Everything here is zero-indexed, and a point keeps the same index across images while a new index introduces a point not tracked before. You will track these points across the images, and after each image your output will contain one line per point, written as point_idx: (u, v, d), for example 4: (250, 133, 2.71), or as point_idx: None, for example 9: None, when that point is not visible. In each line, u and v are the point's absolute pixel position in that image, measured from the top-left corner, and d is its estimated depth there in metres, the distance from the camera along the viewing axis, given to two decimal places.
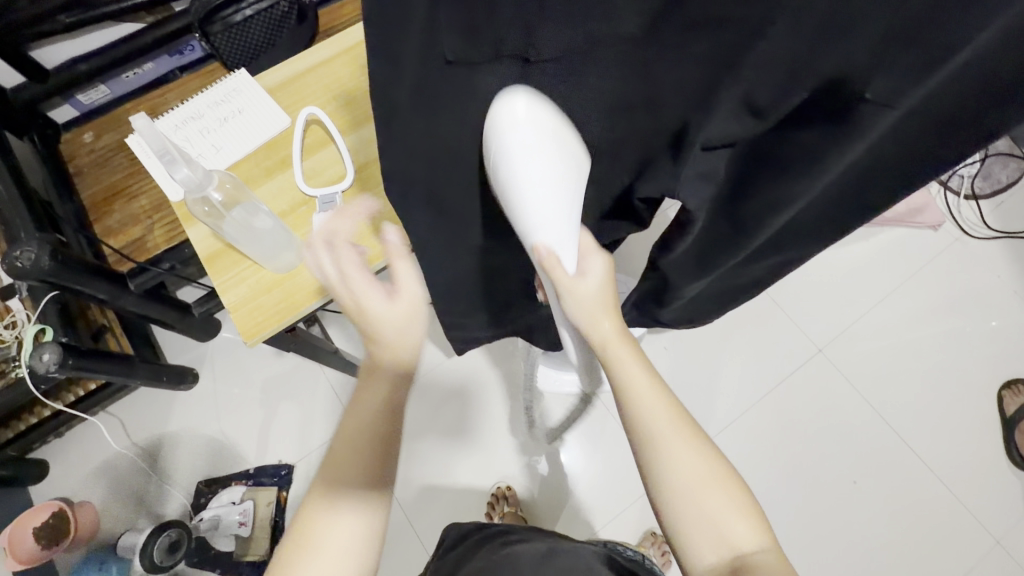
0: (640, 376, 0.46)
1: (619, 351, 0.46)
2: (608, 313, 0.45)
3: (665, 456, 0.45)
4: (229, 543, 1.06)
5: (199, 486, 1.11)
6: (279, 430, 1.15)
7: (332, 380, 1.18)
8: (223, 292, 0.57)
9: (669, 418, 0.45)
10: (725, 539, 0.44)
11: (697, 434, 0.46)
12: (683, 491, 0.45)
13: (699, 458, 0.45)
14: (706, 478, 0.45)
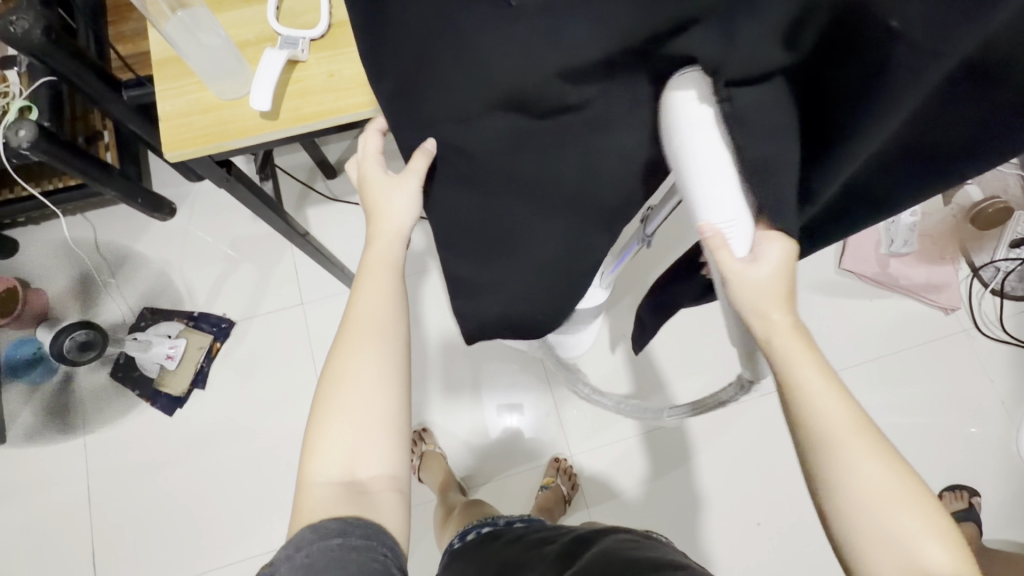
0: (806, 365, 0.39)
1: (800, 357, 0.39)
2: (780, 302, 0.38)
3: (847, 468, 0.38)
4: (153, 371, 1.11)
5: (143, 311, 1.14)
6: (232, 286, 1.17)
7: (296, 258, 1.19)
8: (161, 100, 0.56)
9: (841, 409, 0.39)
10: (919, 569, 0.37)
11: (869, 430, 0.39)
12: (868, 509, 0.38)
13: (870, 451, 0.39)
14: (895, 495, 0.38)
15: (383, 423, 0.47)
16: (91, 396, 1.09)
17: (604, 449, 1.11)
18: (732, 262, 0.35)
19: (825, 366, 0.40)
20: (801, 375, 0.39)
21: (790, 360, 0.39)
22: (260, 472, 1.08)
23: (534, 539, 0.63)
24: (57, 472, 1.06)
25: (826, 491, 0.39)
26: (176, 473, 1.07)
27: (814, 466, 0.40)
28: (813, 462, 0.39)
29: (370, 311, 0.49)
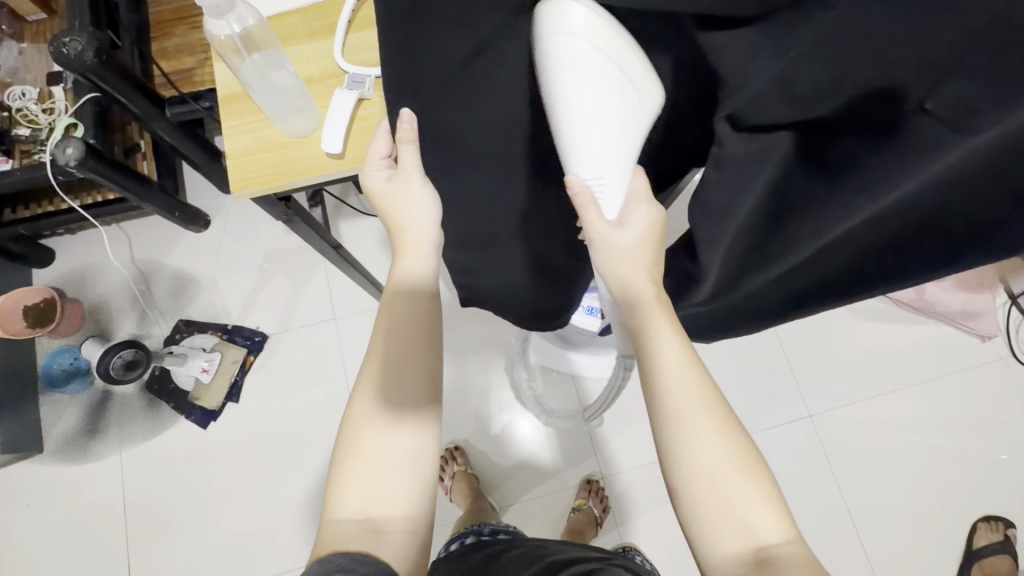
0: (663, 335, 0.45)
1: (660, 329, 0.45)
2: (645, 274, 0.46)
3: (694, 437, 0.42)
4: (188, 384, 1.11)
5: (177, 324, 1.15)
6: (266, 300, 1.17)
7: (330, 272, 1.19)
8: (227, 137, 0.56)
9: (688, 376, 0.44)
10: (747, 529, 0.40)
11: (711, 396, 0.44)
12: (709, 477, 0.42)
13: (704, 415, 0.43)
14: (733, 465, 0.42)
15: (402, 463, 0.47)
16: (126, 408, 1.10)
17: (635, 471, 1.11)
18: (599, 223, 0.45)
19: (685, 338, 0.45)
20: (658, 344, 0.45)
21: (648, 327, 0.45)
22: (294, 487, 1.08)
23: (517, 556, 0.65)
24: (94, 484, 1.07)
25: (672, 458, 0.43)
26: (210, 486, 1.08)
27: (660, 433, 0.44)
28: (661, 421, 0.44)
29: (398, 345, 0.49)
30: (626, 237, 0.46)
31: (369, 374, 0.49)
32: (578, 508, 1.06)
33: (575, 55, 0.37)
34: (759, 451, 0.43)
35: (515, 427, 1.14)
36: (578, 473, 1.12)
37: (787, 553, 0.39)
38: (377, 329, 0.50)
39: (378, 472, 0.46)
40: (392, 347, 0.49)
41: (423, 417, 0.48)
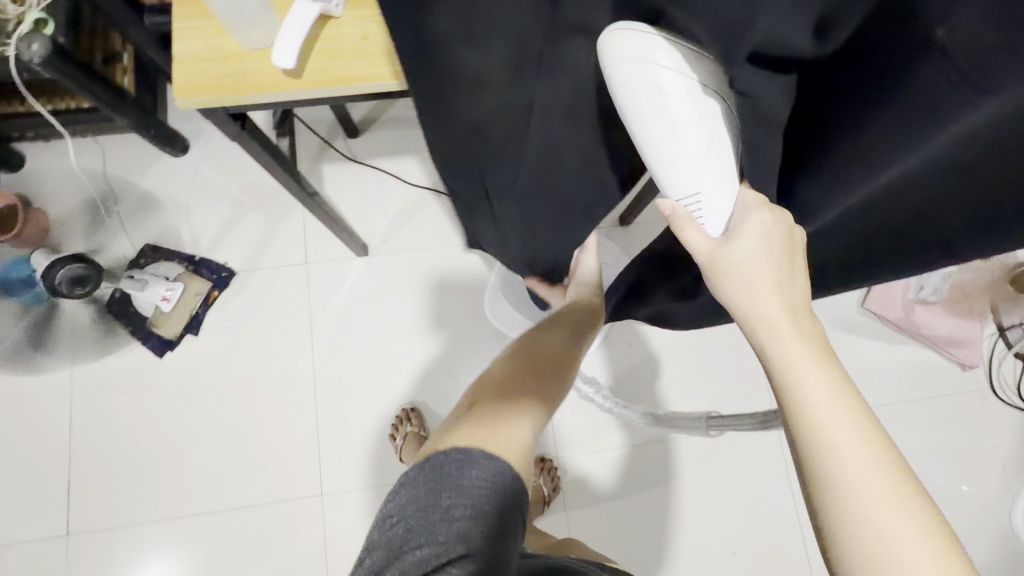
0: (803, 363, 0.40)
1: (806, 372, 0.40)
2: (772, 290, 0.42)
3: (867, 503, 0.36)
4: (148, 310, 1.08)
5: (143, 248, 1.11)
6: (238, 234, 1.14)
7: (307, 214, 1.15)
8: (177, 40, 0.51)
9: (840, 410, 0.38)
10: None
11: (877, 442, 0.38)
12: (879, 550, 0.35)
13: (869, 465, 0.37)
14: (919, 541, 0.35)
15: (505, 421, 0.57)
16: (82, 326, 1.07)
17: (591, 454, 1.09)
18: (702, 244, 0.46)
19: (841, 381, 0.40)
20: (799, 376, 0.40)
21: (784, 355, 0.40)
22: (246, 426, 1.07)
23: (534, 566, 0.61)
24: (42, 397, 1.06)
25: (833, 523, 0.37)
26: (159, 414, 1.06)
27: (821, 503, 0.38)
28: (819, 476, 0.38)
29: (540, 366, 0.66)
30: (742, 252, 0.44)
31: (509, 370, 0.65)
32: (526, 482, 1.04)
33: (662, 77, 0.42)
34: (951, 529, 0.36)
35: None
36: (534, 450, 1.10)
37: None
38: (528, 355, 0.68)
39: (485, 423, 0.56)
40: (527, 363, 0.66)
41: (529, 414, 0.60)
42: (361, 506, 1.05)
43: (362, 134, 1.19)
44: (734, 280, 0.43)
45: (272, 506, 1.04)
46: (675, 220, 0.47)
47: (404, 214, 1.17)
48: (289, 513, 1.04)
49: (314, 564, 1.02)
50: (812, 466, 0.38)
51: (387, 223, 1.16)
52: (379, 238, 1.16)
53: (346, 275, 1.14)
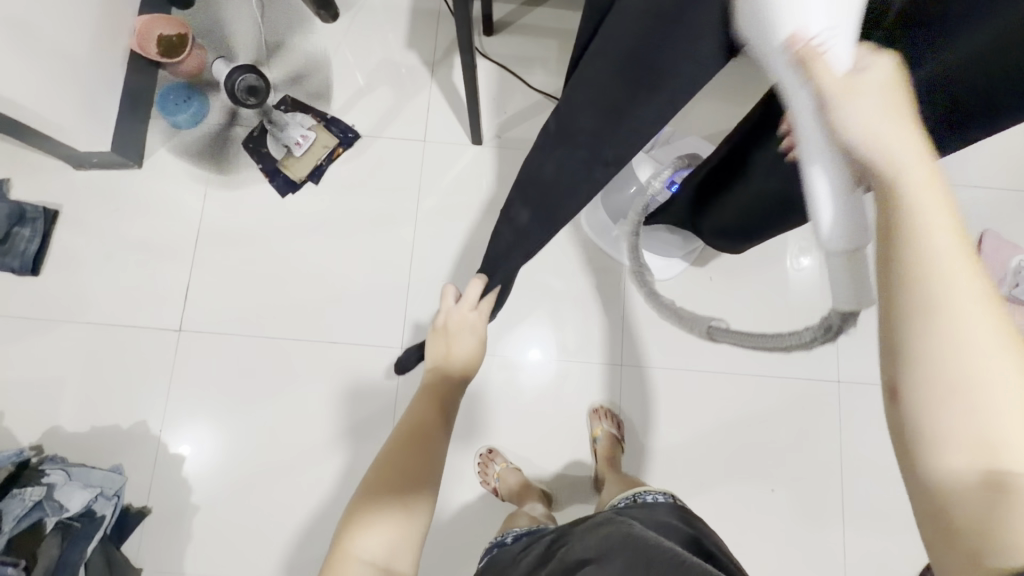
0: (927, 196, 0.31)
1: (926, 195, 0.31)
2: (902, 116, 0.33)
3: (959, 341, 0.29)
4: (280, 152, 1.19)
5: (284, 97, 1.21)
6: (367, 103, 1.22)
7: (432, 98, 1.23)
8: None
9: (956, 241, 0.30)
10: (992, 449, 0.28)
11: (993, 306, 0.29)
12: (962, 389, 0.29)
13: (977, 299, 0.29)
14: (1015, 383, 0.28)
15: (394, 520, 0.61)
16: (222, 154, 1.19)
17: (647, 368, 1.17)
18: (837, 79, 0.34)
19: (942, 199, 0.31)
20: (918, 205, 0.31)
21: (899, 165, 0.32)
22: (345, 273, 1.17)
23: (543, 548, 0.65)
24: (175, 208, 1.18)
25: (914, 369, 0.30)
26: (271, 246, 1.17)
27: (900, 334, 0.31)
28: (915, 314, 0.30)
29: (375, 531, 0.60)
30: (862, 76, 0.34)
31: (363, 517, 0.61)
32: (596, 436, 1.10)
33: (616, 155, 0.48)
34: None
35: (530, 352, 1.17)
36: (597, 355, 1.17)
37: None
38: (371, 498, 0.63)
39: (378, 532, 0.60)
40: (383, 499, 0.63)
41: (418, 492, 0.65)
42: None
43: (496, 33, 1.26)
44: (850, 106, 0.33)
45: (355, 347, 1.14)
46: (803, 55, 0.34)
47: (521, 116, 1.23)
48: (367, 355, 1.14)
49: (382, 403, 1.12)
50: (899, 305, 0.31)
51: (504, 121, 1.23)
52: (494, 133, 1.22)
53: (458, 159, 1.21)
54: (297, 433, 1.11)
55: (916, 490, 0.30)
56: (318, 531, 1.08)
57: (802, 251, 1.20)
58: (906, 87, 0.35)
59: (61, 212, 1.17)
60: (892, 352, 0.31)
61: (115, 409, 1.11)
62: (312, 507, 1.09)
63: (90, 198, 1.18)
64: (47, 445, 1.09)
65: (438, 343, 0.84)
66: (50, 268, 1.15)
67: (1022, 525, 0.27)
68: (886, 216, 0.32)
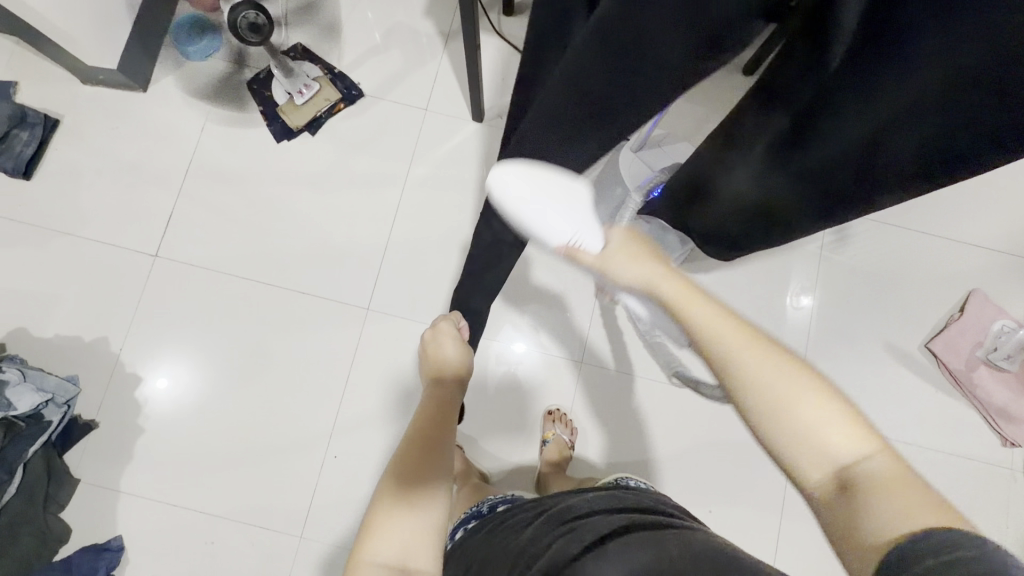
0: (708, 310, 0.43)
1: (692, 304, 0.44)
2: (654, 275, 0.47)
3: (766, 388, 0.40)
4: (281, 98, 1.19)
5: (295, 44, 1.22)
6: (376, 64, 1.23)
7: (440, 69, 1.23)
8: None
9: (729, 328, 0.42)
10: (828, 455, 0.38)
11: (768, 351, 0.42)
12: (781, 408, 0.40)
13: (754, 354, 0.41)
14: (809, 395, 0.40)
15: (414, 524, 0.59)
16: (224, 91, 1.20)
17: (607, 371, 1.16)
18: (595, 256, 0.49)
19: (711, 306, 0.44)
20: (692, 311, 0.44)
21: (648, 283, 0.47)
22: (325, 226, 1.17)
23: (535, 509, 0.64)
24: (172, 136, 1.19)
25: (762, 421, 0.40)
26: (257, 188, 1.18)
27: (746, 404, 0.41)
28: (733, 382, 0.41)
29: (391, 534, 0.58)
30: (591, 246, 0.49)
31: (378, 519, 0.59)
32: (546, 438, 1.10)
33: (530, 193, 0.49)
34: (828, 380, 0.41)
35: (510, 346, 1.17)
36: (561, 349, 1.17)
37: (875, 464, 0.37)
38: (386, 499, 0.61)
39: (397, 533, 0.58)
40: (396, 501, 0.60)
41: (436, 492, 0.63)
42: (394, 331, 1.14)
43: (516, 15, 1.25)
44: (617, 273, 0.49)
45: (322, 300, 1.15)
46: (569, 252, 0.50)
47: None
48: (332, 310, 1.15)
49: (340, 360, 1.13)
50: (732, 392, 0.42)
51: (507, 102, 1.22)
52: (496, 113, 1.22)
53: (455, 133, 1.21)
54: (253, 373, 1.13)
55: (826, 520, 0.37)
56: (257, 472, 1.10)
57: (804, 290, 1.18)
58: (639, 239, 0.51)
59: (62, 122, 1.19)
60: (745, 416, 0.41)
61: (81, 319, 1.13)
62: (256, 446, 1.10)
63: (92, 112, 1.19)
64: (10, 345, 1.11)
65: (428, 360, 0.85)
66: (41, 172, 1.17)
67: (880, 503, 0.35)
68: (691, 333, 0.44)
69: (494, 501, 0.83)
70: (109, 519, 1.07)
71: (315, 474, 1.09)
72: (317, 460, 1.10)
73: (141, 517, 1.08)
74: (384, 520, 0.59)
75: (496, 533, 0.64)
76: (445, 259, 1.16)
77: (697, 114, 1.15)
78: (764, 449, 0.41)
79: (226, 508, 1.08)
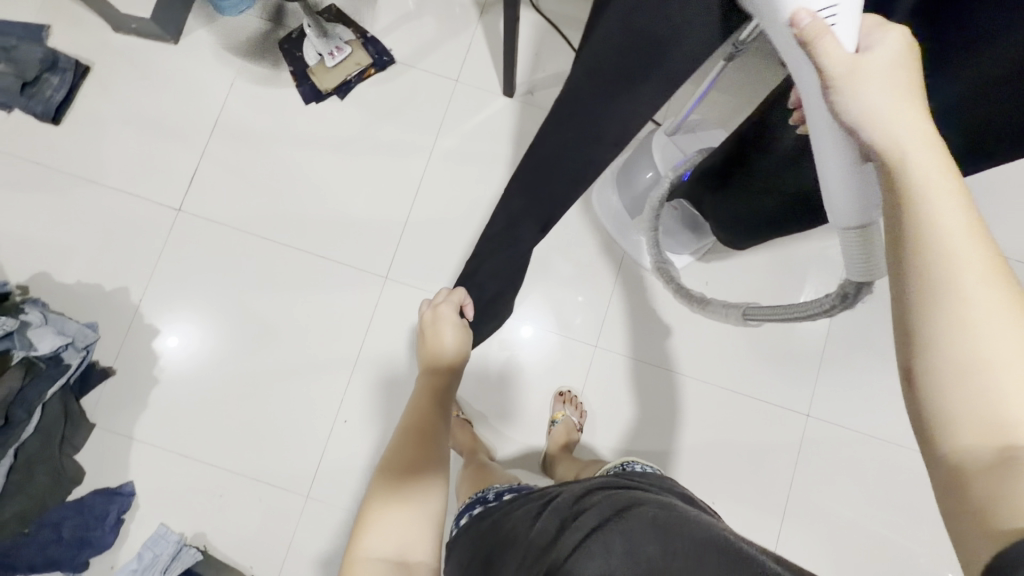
0: (950, 205, 0.31)
1: (926, 166, 0.32)
2: (910, 108, 0.33)
3: (959, 320, 0.30)
4: (312, 59, 1.18)
5: (329, 6, 1.20)
6: (409, 31, 1.21)
7: (474, 40, 1.21)
8: None
9: (973, 243, 0.30)
10: (1007, 426, 0.28)
11: (1006, 293, 0.30)
12: (980, 364, 0.29)
13: (989, 286, 0.30)
14: (1020, 353, 0.29)
15: (411, 513, 0.61)
16: (256, 48, 1.19)
17: (620, 357, 1.16)
18: (846, 60, 0.34)
19: (966, 214, 0.31)
20: (933, 197, 0.31)
21: (900, 146, 0.32)
22: (348, 193, 1.17)
23: (542, 499, 0.64)
24: (201, 91, 1.19)
25: (926, 356, 0.31)
26: (283, 150, 1.18)
27: (918, 321, 0.31)
28: (926, 305, 0.31)
29: (388, 527, 0.60)
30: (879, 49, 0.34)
31: (374, 512, 0.61)
32: (555, 419, 1.11)
33: None
34: None
35: (523, 326, 1.17)
36: (575, 333, 1.17)
37: None
38: (382, 492, 0.63)
39: (394, 524, 0.60)
40: (392, 492, 0.62)
41: (432, 478, 0.65)
42: (410, 302, 1.14)
43: None
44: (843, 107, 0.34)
45: (341, 265, 1.15)
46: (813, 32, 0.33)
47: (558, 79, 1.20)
48: (351, 277, 1.15)
49: (355, 327, 1.14)
50: (916, 302, 0.31)
51: (539, 80, 1.20)
52: (527, 89, 1.20)
53: (484, 107, 1.19)
54: (268, 333, 1.14)
55: (941, 472, 0.30)
56: (267, 430, 1.11)
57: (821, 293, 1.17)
58: (918, 63, 0.34)
59: (92, 70, 1.19)
60: (913, 341, 0.31)
61: (102, 268, 1.14)
62: (268, 405, 1.12)
63: (122, 61, 1.19)
64: (32, 288, 1.13)
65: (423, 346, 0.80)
66: (70, 119, 1.17)
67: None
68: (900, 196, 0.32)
69: (501, 489, 0.83)
70: (121, 465, 1.09)
71: (324, 436, 1.11)
72: (327, 424, 1.11)
73: (152, 465, 1.10)
74: (380, 513, 0.61)
75: (500, 523, 0.65)
76: (466, 233, 1.15)
77: (732, 104, 1.12)
78: (905, 384, 0.32)
79: (235, 464, 1.10)
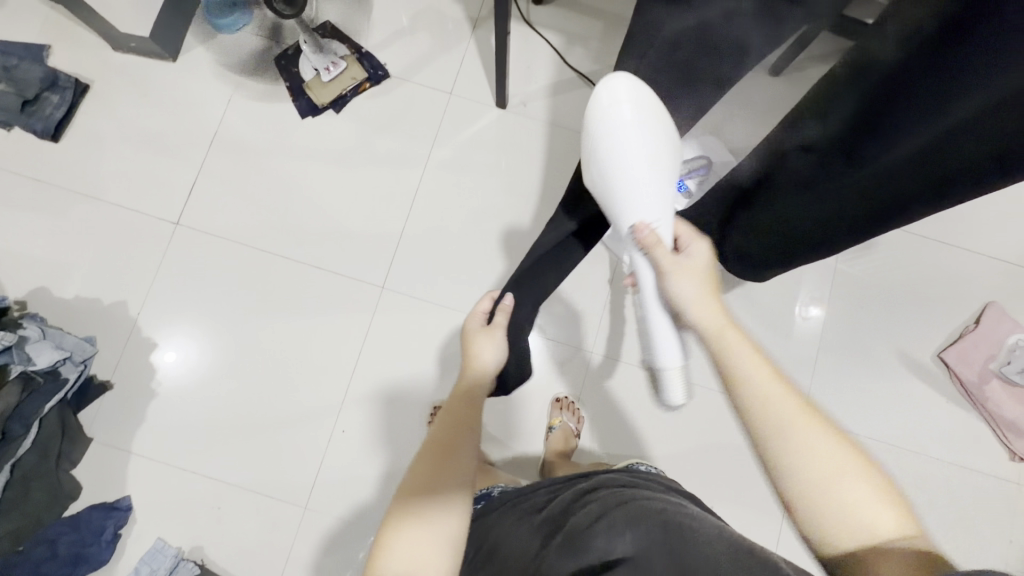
0: (748, 362, 0.49)
1: (731, 340, 0.51)
2: (707, 299, 0.55)
3: (805, 455, 0.44)
4: (309, 74, 1.20)
5: (325, 23, 1.23)
6: (403, 46, 1.23)
7: (467, 54, 1.23)
8: None
9: (781, 387, 0.47)
10: (865, 530, 0.41)
11: (835, 438, 0.45)
12: (829, 481, 0.43)
13: (793, 419, 0.45)
14: (859, 487, 0.43)
15: (428, 536, 0.56)
16: (253, 65, 1.21)
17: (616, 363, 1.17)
18: (669, 259, 0.59)
19: (780, 386, 0.47)
20: (745, 367, 0.49)
21: (714, 335, 0.52)
22: (345, 203, 1.18)
23: (543, 495, 0.65)
24: (198, 107, 1.21)
25: (790, 487, 0.44)
26: (279, 163, 1.19)
27: (777, 465, 0.45)
28: (771, 456, 0.45)
29: (404, 550, 0.54)
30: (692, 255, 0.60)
31: (388, 535, 0.56)
32: (552, 425, 1.11)
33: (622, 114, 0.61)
34: (872, 459, 0.45)
35: None
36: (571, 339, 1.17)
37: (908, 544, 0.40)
38: (399, 511, 0.58)
39: (412, 545, 0.55)
40: (411, 512, 0.57)
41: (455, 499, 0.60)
42: (407, 311, 1.15)
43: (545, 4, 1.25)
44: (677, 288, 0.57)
45: (337, 275, 1.16)
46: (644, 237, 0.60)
47: (550, 90, 1.23)
48: (347, 287, 1.16)
49: (351, 337, 1.14)
50: (768, 458, 0.46)
51: (532, 91, 1.22)
52: (519, 101, 1.22)
53: (478, 119, 1.21)
54: (265, 345, 1.14)
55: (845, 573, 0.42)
56: (263, 442, 1.11)
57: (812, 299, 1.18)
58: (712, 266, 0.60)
59: (92, 87, 1.21)
60: (776, 480, 0.45)
61: (100, 282, 1.15)
62: (265, 416, 1.12)
63: (121, 78, 1.21)
64: (31, 302, 1.13)
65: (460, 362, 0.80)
66: (69, 135, 1.19)
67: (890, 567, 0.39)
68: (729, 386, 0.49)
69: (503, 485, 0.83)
70: (116, 480, 1.09)
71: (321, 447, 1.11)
72: (324, 433, 1.11)
73: (149, 479, 1.09)
74: (397, 535, 0.55)
75: (503, 516, 0.65)
76: (461, 242, 1.17)
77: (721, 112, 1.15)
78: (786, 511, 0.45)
79: (232, 475, 1.10)
